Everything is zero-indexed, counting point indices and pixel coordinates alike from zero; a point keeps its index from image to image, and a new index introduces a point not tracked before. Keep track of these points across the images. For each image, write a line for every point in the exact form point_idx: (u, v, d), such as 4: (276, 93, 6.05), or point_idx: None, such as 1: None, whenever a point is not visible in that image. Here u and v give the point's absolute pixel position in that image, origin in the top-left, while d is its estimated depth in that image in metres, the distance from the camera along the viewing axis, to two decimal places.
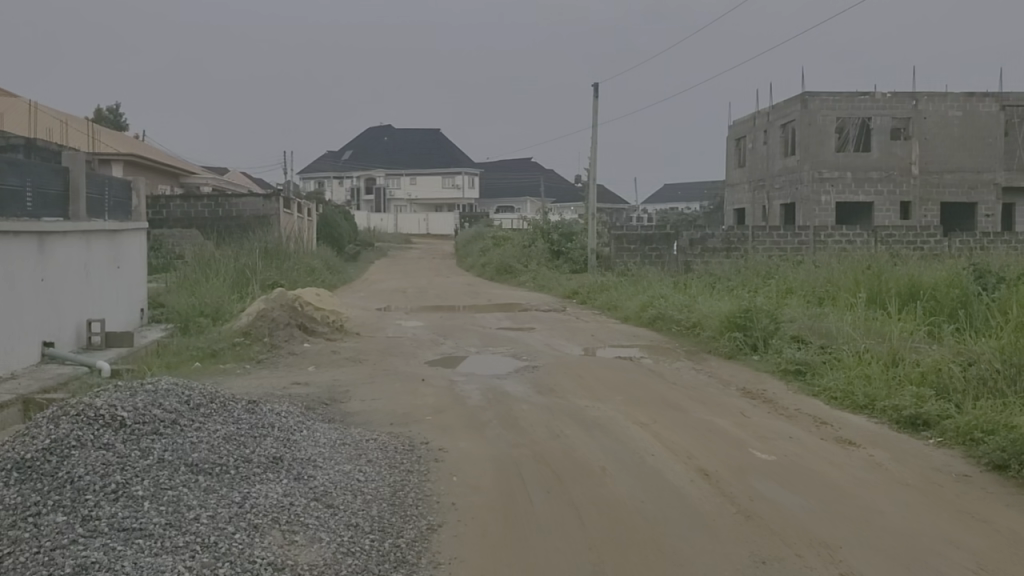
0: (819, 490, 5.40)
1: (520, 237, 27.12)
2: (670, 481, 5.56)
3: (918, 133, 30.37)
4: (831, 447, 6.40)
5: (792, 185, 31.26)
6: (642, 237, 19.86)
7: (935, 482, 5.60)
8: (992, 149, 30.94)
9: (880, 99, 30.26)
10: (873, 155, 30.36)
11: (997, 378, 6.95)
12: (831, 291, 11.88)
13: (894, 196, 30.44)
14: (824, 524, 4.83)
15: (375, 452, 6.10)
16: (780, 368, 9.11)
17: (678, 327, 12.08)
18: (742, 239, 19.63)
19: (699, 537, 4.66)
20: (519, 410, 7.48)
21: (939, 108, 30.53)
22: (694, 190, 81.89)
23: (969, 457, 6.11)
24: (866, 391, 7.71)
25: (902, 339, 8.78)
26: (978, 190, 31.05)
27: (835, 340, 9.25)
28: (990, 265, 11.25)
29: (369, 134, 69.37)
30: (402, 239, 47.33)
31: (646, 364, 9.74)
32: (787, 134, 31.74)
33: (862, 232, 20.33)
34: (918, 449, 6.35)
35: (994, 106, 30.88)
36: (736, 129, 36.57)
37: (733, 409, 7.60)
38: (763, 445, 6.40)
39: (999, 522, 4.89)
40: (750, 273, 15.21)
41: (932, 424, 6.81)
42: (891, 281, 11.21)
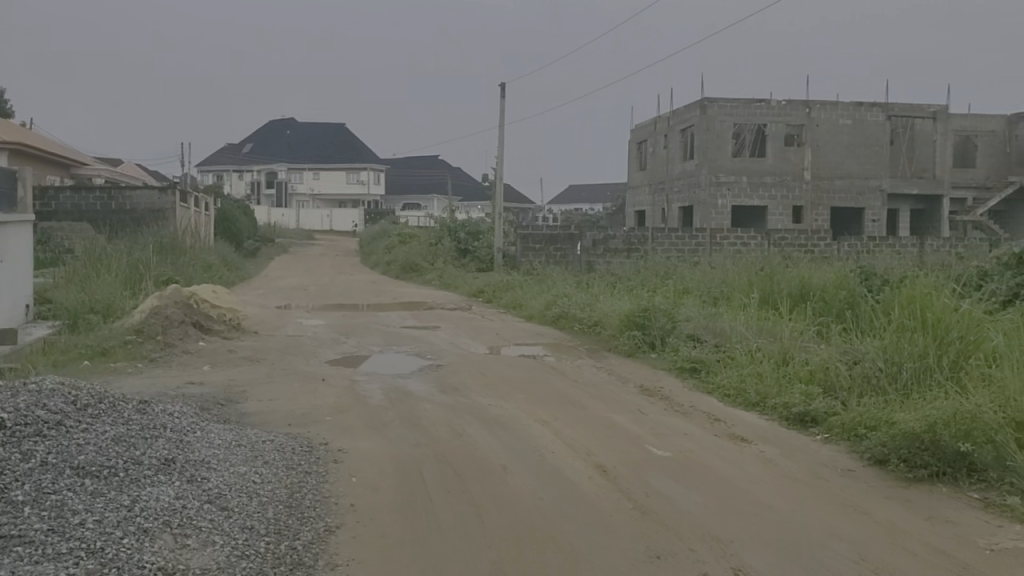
0: (710, 485, 5.54)
1: (426, 234, 27.01)
2: (570, 478, 5.62)
3: (811, 140, 31.50)
4: (724, 443, 6.58)
5: (691, 188, 32.04)
6: (547, 237, 20.03)
7: (821, 476, 5.81)
8: (878, 156, 32.30)
9: (775, 106, 31.30)
10: (768, 161, 31.36)
11: (881, 376, 7.26)
12: (726, 292, 12.24)
13: (787, 201, 31.51)
14: (716, 518, 4.97)
15: (272, 454, 5.97)
16: (677, 365, 9.33)
17: (580, 326, 12.23)
18: (642, 240, 20.04)
19: (595, 533, 4.72)
20: (421, 409, 7.44)
21: (830, 116, 31.71)
22: (599, 192, 83.06)
23: (853, 452, 6.38)
24: (757, 388, 7.96)
25: (793, 338, 9.09)
26: (865, 196, 32.31)
27: (728, 339, 9.54)
28: (875, 269, 11.72)
29: (271, 127, 68.08)
30: (304, 236, 46.53)
31: (548, 362, 9.83)
32: (686, 138, 32.53)
33: (755, 235, 20.97)
34: (805, 445, 6.58)
35: (881, 116, 32.21)
36: (638, 133, 37.22)
37: (631, 406, 7.74)
38: (658, 441, 6.54)
39: (878, 514, 5.12)
40: (650, 273, 15.51)
41: (819, 420, 7.07)
42: (783, 282, 11.60)
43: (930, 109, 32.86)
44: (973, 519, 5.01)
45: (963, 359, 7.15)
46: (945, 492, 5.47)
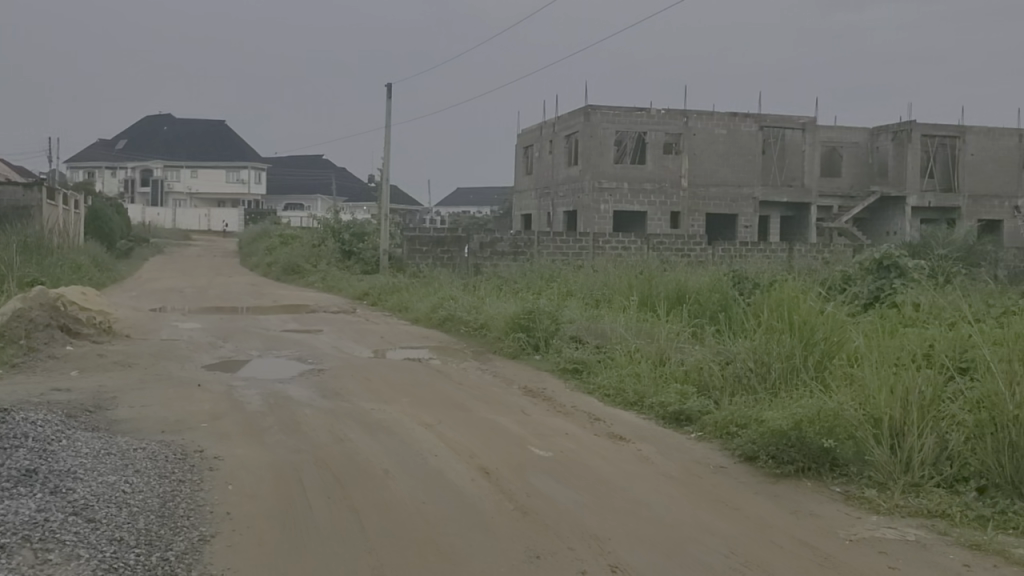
0: (590, 485, 5.65)
1: (309, 235, 26.56)
2: (452, 480, 5.64)
3: (688, 148, 32.54)
4: (604, 442, 6.73)
5: (575, 194, 32.61)
6: (434, 239, 20.01)
7: (695, 473, 6.02)
8: (751, 165, 33.62)
9: (655, 114, 32.20)
10: (648, 167, 32.21)
11: (752, 375, 7.57)
12: (607, 295, 12.51)
13: (666, 207, 32.41)
14: (594, 516, 5.08)
15: (143, 462, 5.76)
16: (560, 367, 9.48)
17: (466, 328, 12.28)
18: (528, 243, 20.27)
19: (477, 535, 4.75)
20: (302, 414, 7.32)
21: (706, 125, 32.83)
22: (485, 196, 83.43)
23: (725, 449, 6.62)
24: (636, 388, 8.17)
25: (670, 339, 9.37)
26: (739, 203, 33.57)
27: (609, 340, 9.77)
28: (747, 272, 12.20)
29: (147, 123, 65.57)
30: (181, 235, 44.99)
31: (432, 365, 9.83)
32: (570, 144, 33.09)
33: (636, 239, 21.51)
34: (680, 443, 6.79)
35: (754, 126, 33.55)
36: (524, 138, 37.61)
37: (515, 407, 7.82)
38: (540, 442, 6.63)
39: (748, 509, 5.33)
40: (534, 276, 15.68)
41: (693, 419, 7.32)
42: (661, 285, 11.93)
43: (799, 121, 34.36)
44: (834, 512, 5.28)
45: (828, 358, 7.51)
46: (810, 487, 5.75)
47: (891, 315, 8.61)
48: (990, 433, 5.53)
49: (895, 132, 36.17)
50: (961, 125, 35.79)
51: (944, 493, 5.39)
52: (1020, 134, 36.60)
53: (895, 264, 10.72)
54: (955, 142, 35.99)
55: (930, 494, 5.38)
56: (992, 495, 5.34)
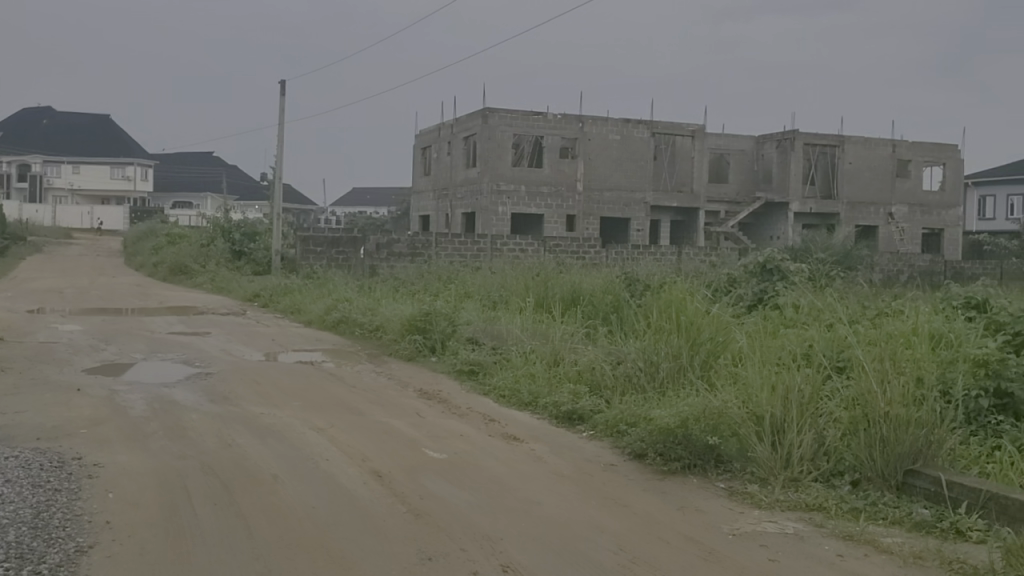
0: (483, 485, 5.66)
1: (198, 235, 25.78)
2: (343, 484, 5.58)
3: (583, 153, 33.06)
4: (497, 442, 6.77)
5: (472, 196, 32.67)
6: (329, 239, 19.55)
7: (587, 471, 6.12)
8: (643, 170, 34.37)
9: (550, 119, 32.52)
10: (544, 171, 32.53)
11: (643, 374, 7.75)
12: (504, 297, 12.57)
13: (562, 210, 32.80)
14: (486, 517, 5.10)
15: (15, 472, 5.49)
16: (456, 368, 9.48)
17: (361, 330, 12.16)
18: (426, 245, 20.29)
19: (368, 538, 4.70)
20: (188, 419, 7.10)
21: (601, 131, 33.42)
22: (382, 196, 82.66)
23: (616, 447, 6.75)
24: (530, 389, 8.24)
25: (564, 339, 9.50)
26: (631, 208, 34.24)
27: (505, 341, 9.83)
28: (638, 274, 12.46)
29: (24, 115, 62.48)
30: (61, 234, 43.00)
31: (326, 368, 9.68)
32: (468, 146, 33.17)
33: (533, 242, 21.75)
34: (573, 442, 6.89)
35: (645, 132, 34.34)
36: (422, 138, 37.43)
37: (409, 409, 7.77)
38: (435, 444, 6.62)
39: (637, 506, 5.45)
40: (431, 278, 15.62)
41: (586, 418, 7.44)
42: (556, 288, 12.08)
43: (689, 128, 35.25)
44: (718, 507, 5.46)
45: (713, 359, 7.75)
46: (696, 483, 5.91)
47: (773, 318, 8.95)
48: (864, 428, 5.81)
49: (779, 141, 37.61)
50: (840, 135, 37.45)
51: (820, 487, 5.63)
52: (893, 145, 38.55)
53: (778, 269, 11.12)
54: (834, 151, 37.65)
55: (808, 489, 5.61)
56: (864, 489, 5.62)
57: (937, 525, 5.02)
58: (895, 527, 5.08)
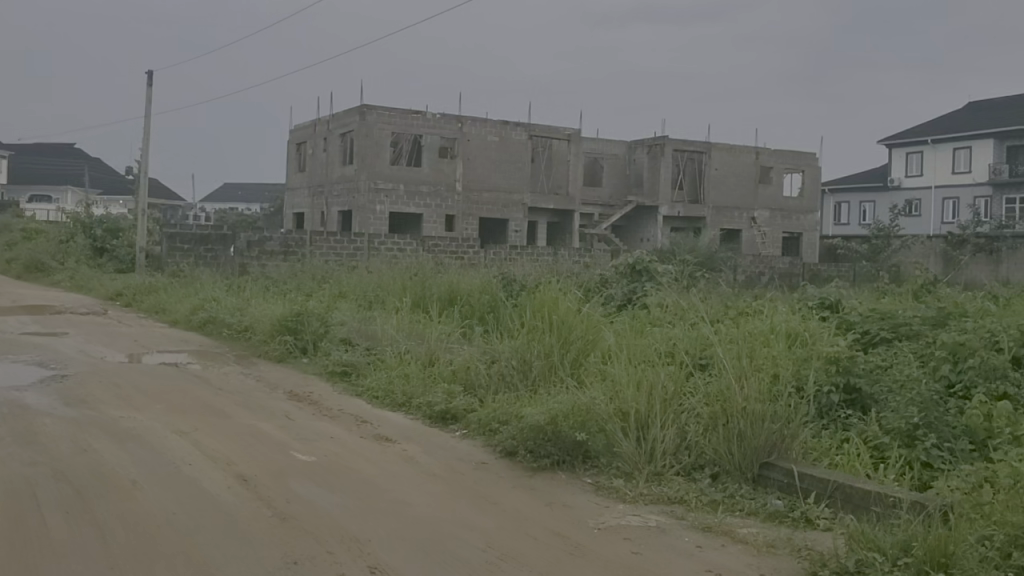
0: (352, 487, 5.61)
1: (56, 230, 24.48)
2: (206, 489, 5.42)
3: (462, 153, 33.17)
4: (368, 444, 6.71)
5: (349, 193, 32.25)
6: (197, 237, 18.95)
7: (457, 470, 6.14)
8: (521, 172, 34.73)
9: (430, 118, 32.49)
10: (423, 170, 32.42)
11: (515, 373, 7.83)
12: (379, 297, 12.47)
13: (440, 209, 32.79)
14: (355, 519, 5.05)
15: None
16: (328, 370, 9.34)
17: (229, 330, 11.81)
18: (299, 243, 19.96)
19: (230, 544, 4.59)
20: (41, 425, 6.74)
21: (480, 132, 33.61)
22: (254, 192, 80.53)
23: (487, 445, 6.80)
24: (404, 390, 8.21)
25: (440, 340, 9.49)
26: (509, 209, 34.51)
27: (379, 342, 9.76)
28: (514, 275, 12.57)
29: None
30: None
31: (192, 370, 9.36)
32: (345, 143, 32.73)
33: (410, 242, 21.67)
34: (444, 442, 6.90)
35: (524, 134, 34.73)
36: (297, 134, 36.68)
37: (278, 412, 7.60)
38: (304, 447, 6.50)
39: (506, 503, 5.50)
40: (304, 277, 15.33)
41: (458, 417, 7.46)
42: (433, 288, 12.07)
43: (565, 131, 35.88)
44: (585, 502, 5.57)
45: (583, 356, 7.91)
46: (565, 479, 6.03)
47: (642, 317, 9.21)
48: (723, 422, 6.04)
49: (650, 146, 38.72)
50: (707, 141, 38.89)
51: (683, 480, 5.83)
52: (756, 152, 40.31)
53: (646, 270, 11.58)
54: (702, 157, 39.05)
55: (671, 482, 5.80)
56: (723, 481, 5.84)
57: (789, 514, 5.28)
58: (750, 517, 5.31)
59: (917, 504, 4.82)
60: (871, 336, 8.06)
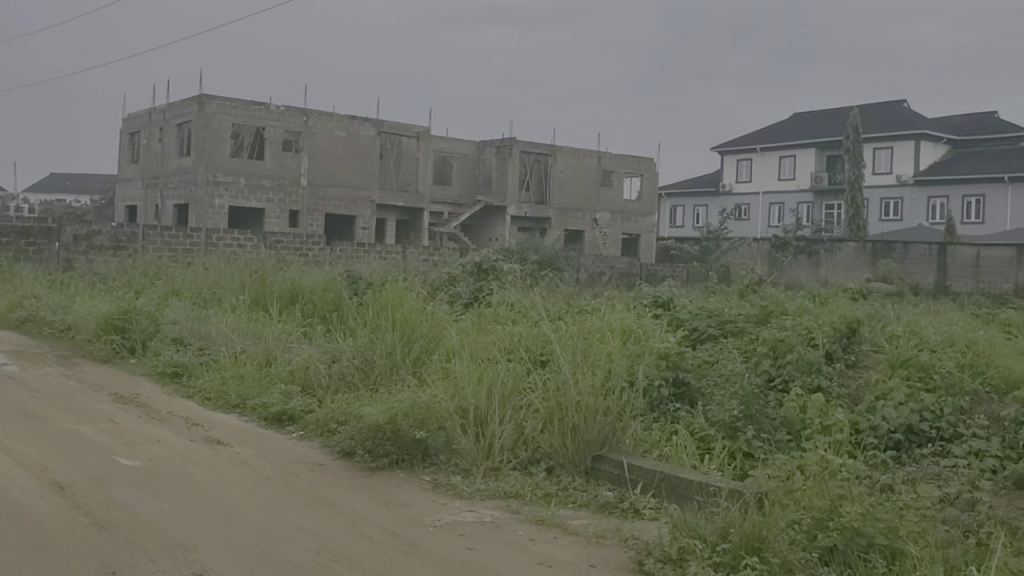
0: (179, 492, 5.40)
1: None
2: (16, 498, 5.08)
3: (307, 147, 32.54)
4: (199, 447, 6.47)
5: (186, 186, 30.97)
6: (17, 229, 17.78)
7: (291, 472, 6.01)
8: (369, 168, 34.38)
9: (274, 111, 31.68)
10: (265, 164, 31.51)
11: (354, 373, 7.72)
12: (216, 294, 12.05)
13: (284, 204, 31.99)
14: (181, 525, 4.86)
15: None
16: (158, 371, 8.94)
17: (50, 330, 11.10)
18: (131, 238, 19.08)
19: (42, 555, 4.33)
20: None
21: (325, 126, 33.07)
22: (84, 183, 76.10)
23: (323, 446, 6.69)
24: (238, 391, 7.96)
25: (278, 339, 9.25)
26: (357, 205, 34.06)
27: (213, 341, 9.42)
28: (358, 272, 12.41)
29: None
30: None
31: (8, 372, 8.75)
32: (182, 134, 31.42)
33: (251, 237, 21.08)
34: (279, 444, 6.74)
35: (371, 130, 34.42)
36: (130, 123, 34.94)
37: (101, 416, 7.21)
38: (128, 451, 6.20)
39: (342, 504, 5.43)
40: (135, 273, 14.64)
41: (296, 418, 7.30)
42: (274, 284, 11.78)
43: (414, 129, 35.86)
44: (422, 500, 5.58)
45: (426, 355, 7.91)
46: (402, 478, 6.01)
47: (486, 315, 9.31)
48: (558, 418, 6.18)
49: (497, 147, 39.16)
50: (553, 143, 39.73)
51: (518, 475, 5.94)
52: (599, 156, 41.53)
53: (491, 269, 11.71)
54: (548, 159, 39.86)
55: (507, 477, 5.89)
56: (556, 474, 5.98)
57: (619, 505, 5.46)
58: (582, 509, 5.47)
59: (735, 492, 5.08)
60: (700, 332, 8.43)
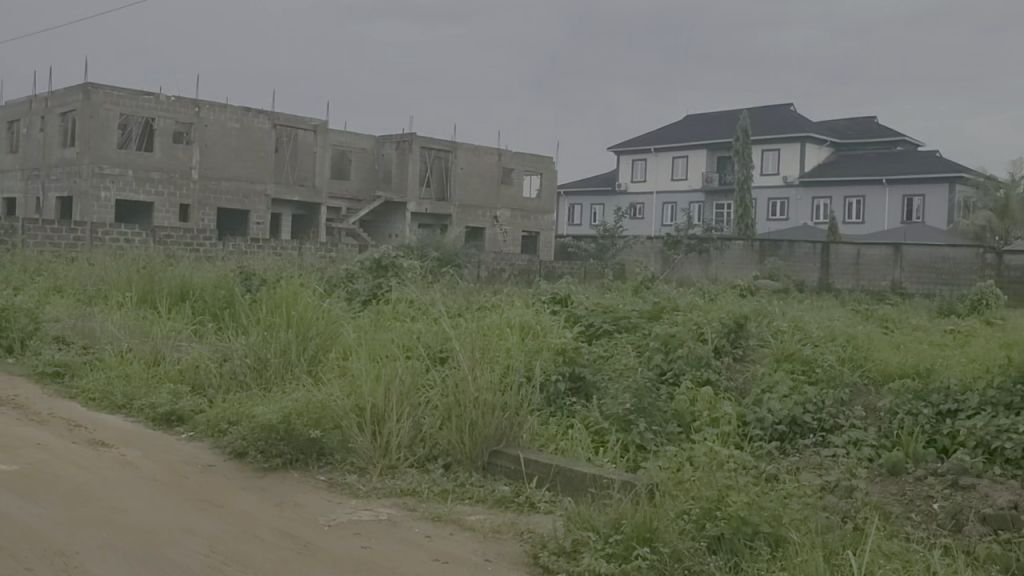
0: (59, 496, 5.20)
1: None
2: None
3: (198, 140, 31.64)
4: (81, 450, 6.22)
5: (70, 178, 29.67)
6: None
7: (180, 474, 5.84)
8: (264, 162, 33.64)
9: (164, 101, 30.67)
10: (155, 156, 30.46)
11: (247, 372, 7.54)
12: (102, 291, 11.60)
13: (174, 198, 30.99)
14: (61, 530, 4.68)
15: None
16: (37, 371, 8.54)
17: None
18: (9, 232, 18.19)
19: None
20: None
21: (218, 118, 32.25)
22: None
23: (214, 447, 6.52)
24: (125, 391, 7.69)
25: (167, 338, 8.96)
26: (251, 200, 33.28)
27: (98, 340, 9.06)
28: (253, 268, 12.15)
29: None
30: None
31: None
32: (66, 123, 30.09)
33: (139, 231, 20.36)
34: (168, 445, 6.55)
35: (266, 123, 33.72)
36: (9, 110, 33.25)
37: None
38: (4, 455, 5.92)
39: (233, 506, 5.31)
40: (13, 268, 13.96)
41: (185, 419, 7.09)
42: (162, 281, 11.40)
43: (311, 123, 35.30)
44: (316, 500, 5.51)
45: (322, 353, 7.81)
46: (296, 478, 5.91)
47: (385, 312, 9.23)
48: (456, 414, 6.19)
49: (397, 142, 38.86)
50: (452, 140, 39.67)
51: (415, 472, 5.92)
52: (499, 153, 41.72)
53: (391, 266, 11.63)
54: (448, 156, 39.77)
55: (403, 475, 5.87)
56: (454, 471, 5.98)
57: (515, 500, 5.50)
58: (479, 504, 5.49)
59: (628, 484, 5.19)
60: (596, 328, 8.56)
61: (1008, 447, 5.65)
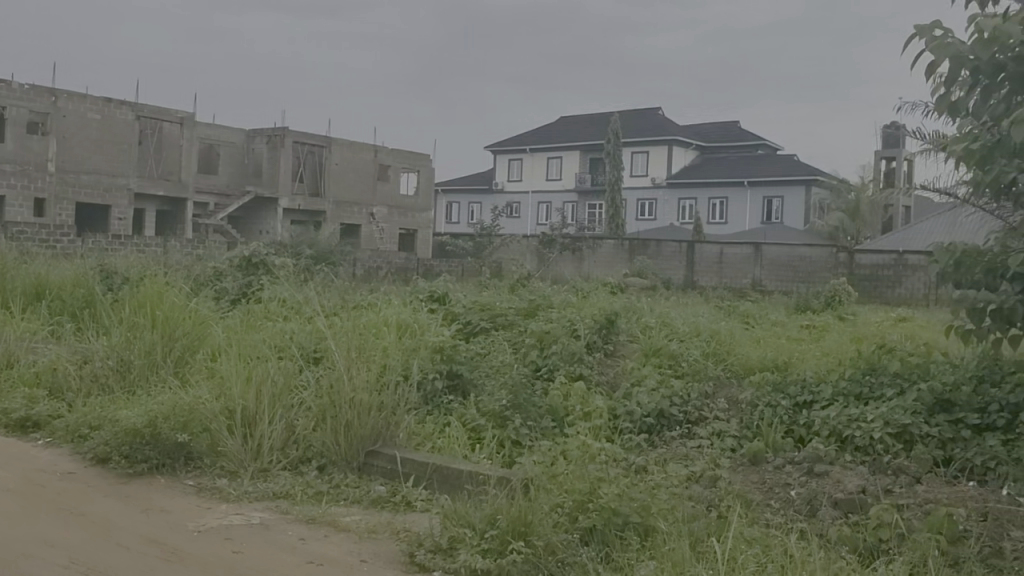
0: None
1: None
2: None
3: (55, 130, 30.05)
4: None
5: None
6: None
7: (36, 482, 5.55)
8: (126, 155, 32.21)
9: (18, 89, 29.04)
10: (7, 146, 28.65)
11: (110, 374, 7.23)
12: None
13: (28, 191, 29.21)
14: None
15: None
16: None
17: None
18: None
19: None
20: None
21: (78, 108, 30.86)
22: None
23: (75, 453, 6.23)
24: None
25: (20, 340, 8.48)
26: (112, 194, 31.79)
27: None
28: (114, 266, 11.64)
29: None
30: None
31: None
32: None
33: None
34: (24, 453, 6.22)
35: (129, 115, 32.42)
36: None
37: None
38: None
39: (94, 514, 5.09)
40: None
41: (42, 425, 6.75)
42: (15, 280, 10.76)
43: (177, 114, 34.02)
44: (183, 505, 5.34)
45: (189, 353, 7.57)
46: (163, 483, 5.72)
47: (256, 311, 9.01)
48: (330, 415, 6.12)
49: (268, 137, 37.92)
50: (326, 136, 39.00)
51: (288, 475, 5.82)
52: (374, 150, 41.30)
53: (262, 263, 11.36)
54: (321, 151, 39.03)
55: (276, 478, 5.77)
56: (328, 472, 5.91)
57: (391, 499, 5.49)
58: (354, 505, 5.45)
59: (503, 478, 5.26)
60: (472, 326, 8.61)
61: (857, 435, 6.01)
